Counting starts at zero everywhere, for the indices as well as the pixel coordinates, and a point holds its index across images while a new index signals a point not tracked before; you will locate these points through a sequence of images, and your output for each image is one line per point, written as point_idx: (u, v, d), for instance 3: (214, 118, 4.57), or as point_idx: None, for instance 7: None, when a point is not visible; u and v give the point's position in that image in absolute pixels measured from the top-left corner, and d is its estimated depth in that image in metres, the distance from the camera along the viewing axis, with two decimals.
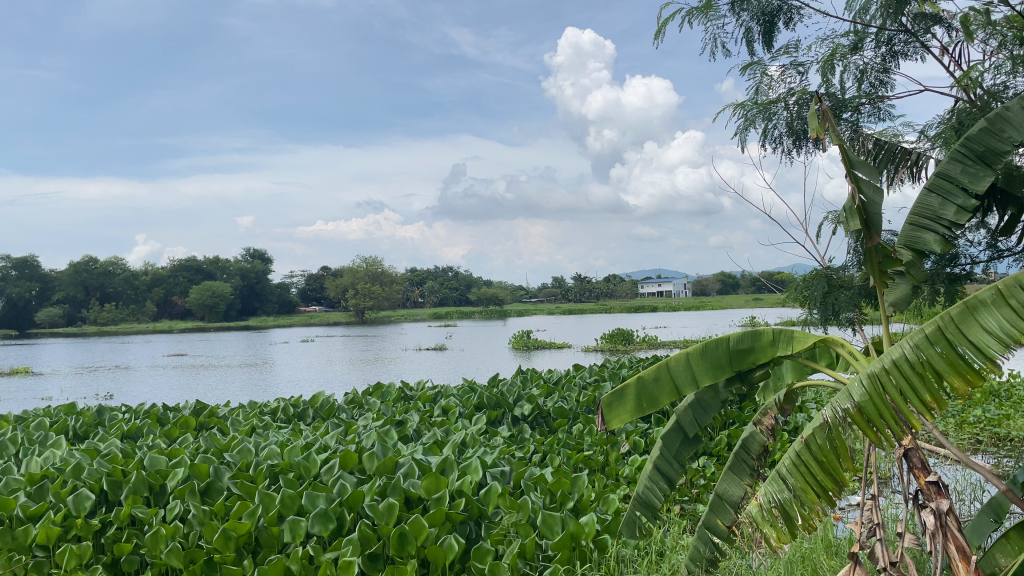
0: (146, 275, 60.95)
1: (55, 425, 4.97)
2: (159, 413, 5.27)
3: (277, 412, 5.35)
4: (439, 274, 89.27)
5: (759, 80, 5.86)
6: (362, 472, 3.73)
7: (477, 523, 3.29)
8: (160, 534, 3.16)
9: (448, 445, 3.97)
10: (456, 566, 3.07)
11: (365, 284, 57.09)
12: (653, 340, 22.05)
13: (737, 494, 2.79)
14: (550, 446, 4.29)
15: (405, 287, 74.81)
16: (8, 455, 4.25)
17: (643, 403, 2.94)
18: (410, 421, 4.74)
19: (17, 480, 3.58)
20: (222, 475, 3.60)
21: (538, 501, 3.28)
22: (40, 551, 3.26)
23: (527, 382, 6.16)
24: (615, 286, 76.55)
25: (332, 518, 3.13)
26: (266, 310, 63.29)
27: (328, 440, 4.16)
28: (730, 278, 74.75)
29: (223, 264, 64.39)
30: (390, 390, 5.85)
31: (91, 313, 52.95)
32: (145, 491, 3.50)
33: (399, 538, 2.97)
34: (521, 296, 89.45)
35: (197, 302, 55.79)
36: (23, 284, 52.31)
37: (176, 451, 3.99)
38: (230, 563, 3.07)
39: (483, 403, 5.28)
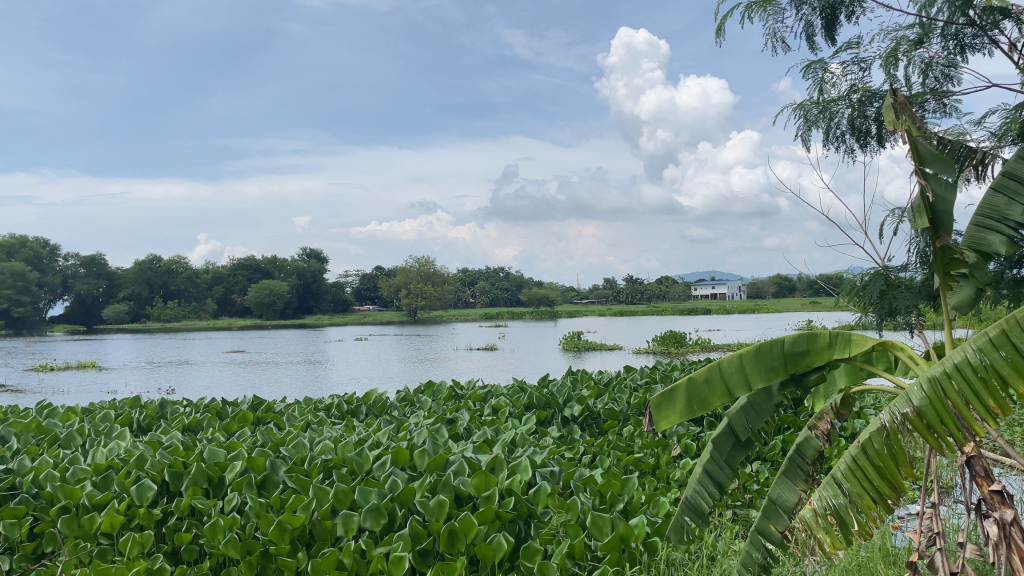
0: (206, 273, 62.73)
1: (120, 417, 5.14)
2: (218, 407, 5.42)
3: (331, 409, 5.45)
4: (490, 274, 89.65)
5: (821, 77, 5.74)
6: (413, 469, 3.78)
7: (526, 522, 3.30)
8: (218, 525, 3.25)
9: (498, 444, 3.99)
10: (505, 565, 3.08)
11: (418, 284, 57.73)
12: (706, 342, 21.81)
13: (791, 500, 2.73)
14: (601, 447, 4.27)
15: (458, 287, 75.41)
16: (76, 446, 4.42)
17: (694, 405, 2.92)
18: (460, 419, 4.79)
19: (84, 470, 3.73)
20: (277, 469, 3.69)
21: (588, 502, 3.27)
22: (104, 538, 3.39)
23: (577, 383, 6.15)
24: (666, 288, 75.82)
25: (383, 514, 3.19)
26: (321, 308, 64.51)
27: (380, 436, 4.23)
28: (787, 280, 73.33)
29: (280, 264, 65.86)
30: (440, 389, 5.91)
31: (155, 309, 54.70)
32: (205, 482, 3.61)
33: (449, 535, 3.01)
34: (572, 297, 89.22)
35: (256, 301, 57.22)
36: (91, 282, 54.34)
37: (234, 445, 4.10)
38: (285, 555, 3.15)
39: (533, 404, 5.30)
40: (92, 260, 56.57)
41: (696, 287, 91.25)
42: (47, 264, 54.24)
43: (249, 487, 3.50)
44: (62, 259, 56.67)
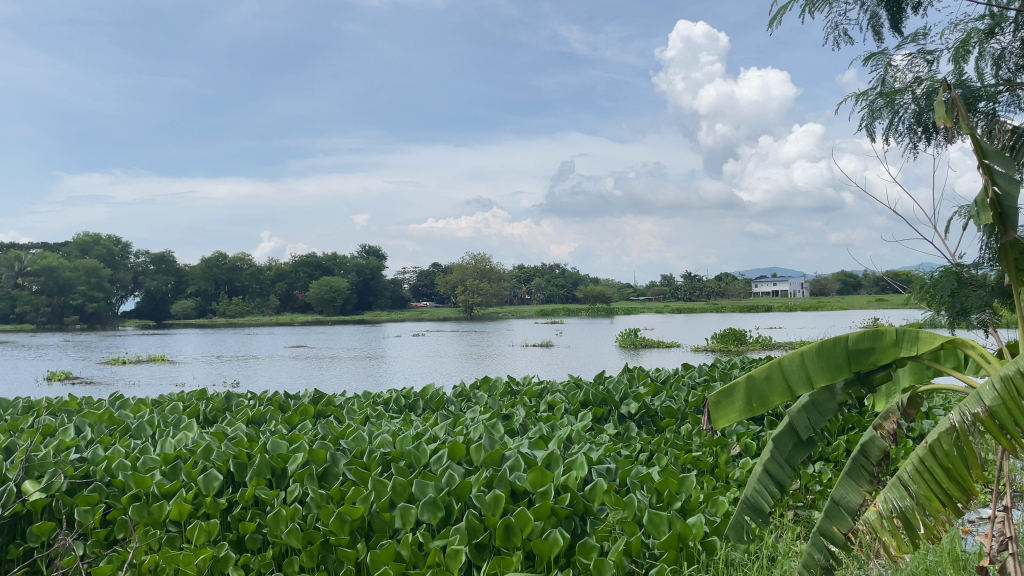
0: (269, 269, 64.37)
1: (188, 409, 5.32)
2: (280, 400, 5.56)
3: (389, 403, 5.54)
4: (546, 271, 89.71)
5: (884, 70, 5.57)
6: (469, 463, 3.82)
7: (582, 519, 3.27)
8: (281, 515, 3.34)
9: (554, 440, 3.99)
10: (562, 561, 3.07)
11: (474, 281, 58.06)
12: (767, 340, 21.39)
13: (855, 501, 2.66)
14: (658, 445, 4.23)
15: (514, 284, 75.68)
16: (147, 437, 4.59)
17: (753, 404, 2.87)
18: (515, 415, 4.82)
19: (154, 459, 3.87)
20: (338, 461, 3.76)
21: (644, 499, 3.25)
22: (173, 526, 3.51)
23: (634, 380, 6.10)
24: (726, 285, 74.56)
25: (440, 507, 3.22)
26: (379, 305, 65.51)
27: (438, 431, 4.28)
28: (852, 277, 71.40)
29: (340, 261, 67.08)
30: (496, 384, 5.95)
31: (221, 305, 56.36)
32: (268, 473, 3.71)
33: (505, 530, 3.02)
34: (629, 294, 88.45)
35: (317, 297, 58.42)
36: (161, 278, 56.30)
37: (296, 437, 4.20)
38: (345, 545, 3.21)
39: (589, 400, 5.29)
40: (161, 257, 58.54)
41: (756, 283, 89.93)
42: (119, 261, 56.45)
43: (310, 478, 3.59)
44: (133, 256, 58.88)
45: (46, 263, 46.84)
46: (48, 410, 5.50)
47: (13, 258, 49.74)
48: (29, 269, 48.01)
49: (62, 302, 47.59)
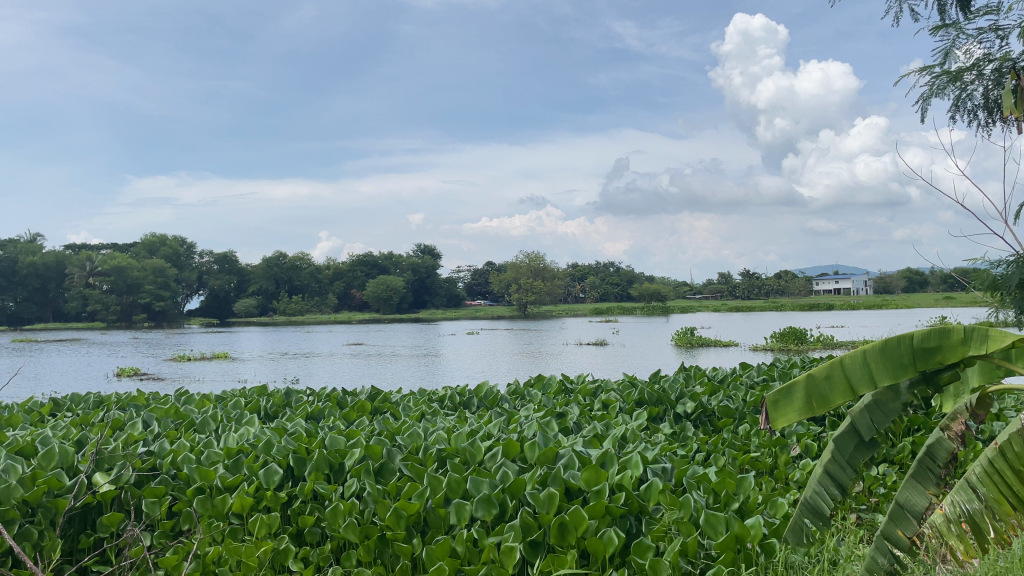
0: (328, 268, 65.67)
1: (250, 405, 5.46)
2: (338, 397, 5.66)
3: (444, 400, 5.58)
4: (601, 269, 89.30)
5: (952, 44, 5.40)
6: (523, 461, 3.83)
7: (637, 518, 3.24)
8: (338, 510, 3.39)
9: (609, 439, 3.96)
10: (617, 561, 3.05)
11: (528, 279, 58.13)
12: (828, 339, 20.82)
13: (920, 504, 2.58)
14: (715, 445, 4.17)
15: (568, 283, 75.49)
16: (210, 431, 4.73)
17: (813, 402, 2.80)
18: (570, 413, 4.80)
19: (217, 453, 3.98)
20: (394, 457, 3.82)
21: (701, 500, 3.19)
22: (236, 518, 3.60)
23: (690, 379, 6.02)
24: (785, 283, 73.02)
25: (494, 504, 3.24)
26: (434, 303, 66.21)
27: (492, 428, 4.30)
28: (918, 274, 69.18)
29: (396, 260, 67.97)
30: (550, 382, 5.93)
31: (281, 304, 57.68)
32: (326, 468, 3.78)
33: (559, 527, 3.02)
34: (684, 293, 87.40)
35: (374, 296, 59.30)
36: (224, 277, 58.01)
37: (353, 433, 4.27)
38: (401, 540, 3.25)
39: (644, 399, 5.24)
40: (225, 256, 60.55)
41: (817, 282, 87.89)
42: (185, 261, 58.38)
43: (367, 473, 3.64)
44: (198, 256, 60.85)
45: (116, 263, 48.74)
46: (117, 405, 5.70)
47: (85, 259, 51.90)
48: (99, 269, 49.97)
49: (130, 301, 49.39)
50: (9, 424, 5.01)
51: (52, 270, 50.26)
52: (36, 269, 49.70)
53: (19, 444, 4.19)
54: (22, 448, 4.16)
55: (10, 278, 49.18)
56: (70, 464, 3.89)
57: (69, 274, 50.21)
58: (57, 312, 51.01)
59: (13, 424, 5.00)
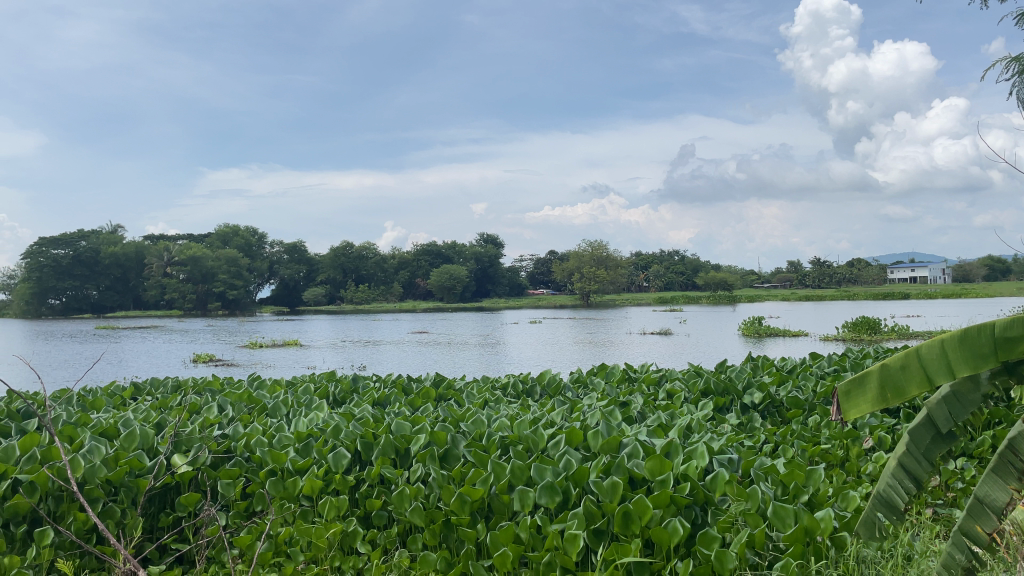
0: (393, 258, 66.87)
1: (320, 391, 5.60)
2: (404, 383, 5.77)
3: (507, 388, 5.63)
4: (665, 258, 88.40)
5: None
6: (587, 450, 3.82)
7: (703, 509, 3.21)
8: (405, 494, 3.46)
9: (673, 429, 3.92)
10: (682, 550, 3.03)
11: (591, 268, 57.93)
12: (905, 329, 20.10)
13: (1001, 499, 2.46)
14: (783, 436, 4.08)
15: (632, 271, 74.94)
16: (282, 415, 4.87)
17: (887, 394, 2.71)
18: (634, 403, 4.77)
19: (288, 437, 4.11)
20: (458, 443, 3.87)
21: (769, 492, 3.15)
22: (306, 501, 3.69)
23: (758, 370, 5.90)
24: (859, 271, 70.77)
25: (558, 491, 3.25)
26: (497, 292, 66.59)
27: (555, 416, 4.32)
28: (1002, 262, 66.22)
29: (459, 249, 68.59)
30: (614, 371, 5.92)
31: (348, 293, 59.00)
32: (392, 453, 3.85)
33: (623, 516, 3.01)
34: (752, 281, 85.63)
35: (438, 285, 59.94)
36: (293, 266, 59.62)
37: (418, 419, 4.35)
38: (465, 525, 3.30)
39: (710, 389, 5.18)
40: (294, 246, 62.20)
41: (892, 270, 85.01)
42: (256, 251, 60.44)
43: (432, 459, 3.69)
44: (269, 247, 62.92)
45: (192, 253, 50.65)
46: (194, 389, 5.93)
47: (162, 249, 54.02)
48: (177, 259, 52.10)
49: (205, 290, 51.23)
50: (94, 407, 5.27)
51: (132, 260, 52.46)
52: (117, 259, 51.91)
53: (102, 426, 4.40)
54: (106, 430, 4.37)
55: (93, 268, 51.48)
56: (150, 445, 4.07)
57: (148, 263, 52.35)
58: (137, 300, 53.22)
59: (96, 407, 5.25)
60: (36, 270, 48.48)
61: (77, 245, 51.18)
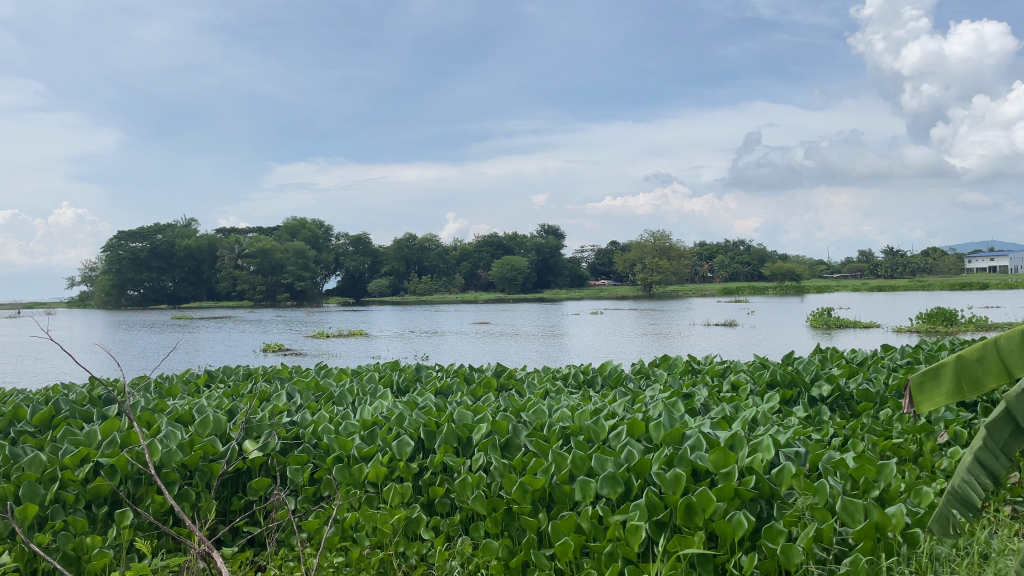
0: (455, 250, 67.54)
1: (384, 379, 5.71)
2: (466, 373, 5.84)
3: (568, 378, 5.64)
4: (729, 247, 86.99)
5: None
6: (649, 441, 3.81)
7: (768, 503, 3.16)
8: (466, 482, 3.50)
9: (737, 421, 3.87)
10: (747, 544, 2.99)
11: (654, 258, 57.34)
12: (983, 320, 19.27)
13: None
14: (853, 430, 3.98)
15: (696, 261, 73.98)
16: (348, 403, 4.99)
17: (962, 386, 2.63)
18: (698, 394, 4.72)
19: (354, 425, 4.20)
20: (520, 433, 3.90)
21: (838, 486, 3.08)
22: (371, 487, 3.77)
23: (826, 362, 5.75)
24: (934, 261, 68.17)
25: (619, 482, 3.24)
26: (559, 283, 66.46)
27: (617, 407, 4.30)
28: None
29: (520, 240, 68.70)
30: (677, 362, 5.86)
31: (411, 284, 59.83)
32: (455, 441, 3.90)
33: (686, 509, 2.98)
34: (820, 271, 83.51)
35: (499, 276, 60.20)
36: (358, 258, 60.82)
37: (480, 408, 4.40)
38: (527, 514, 3.32)
39: (777, 381, 5.07)
40: (359, 238, 63.36)
41: (970, 260, 81.66)
42: (322, 243, 61.99)
43: (493, 448, 3.73)
44: (335, 239, 64.46)
45: (261, 245, 52.19)
46: (264, 377, 6.13)
47: (233, 242, 55.67)
48: (247, 252, 53.75)
49: (275, 282, 52.64)
50: (170, 394, 5.49)
51: (205, 252, 54.34)
52: (191, 251, 53.69)
53: (178, 412, 4.58)
54: (181, 416, 4.56)
55: (169, 260, 53.45)
56: (223, 432, 4.22)
57: (220, 255, 54.08)
58: (211, 291, 55.02)
59: (173, 393, 5.47)
60: (115, 262, 50.46)
61: (153, 239, 53.08)
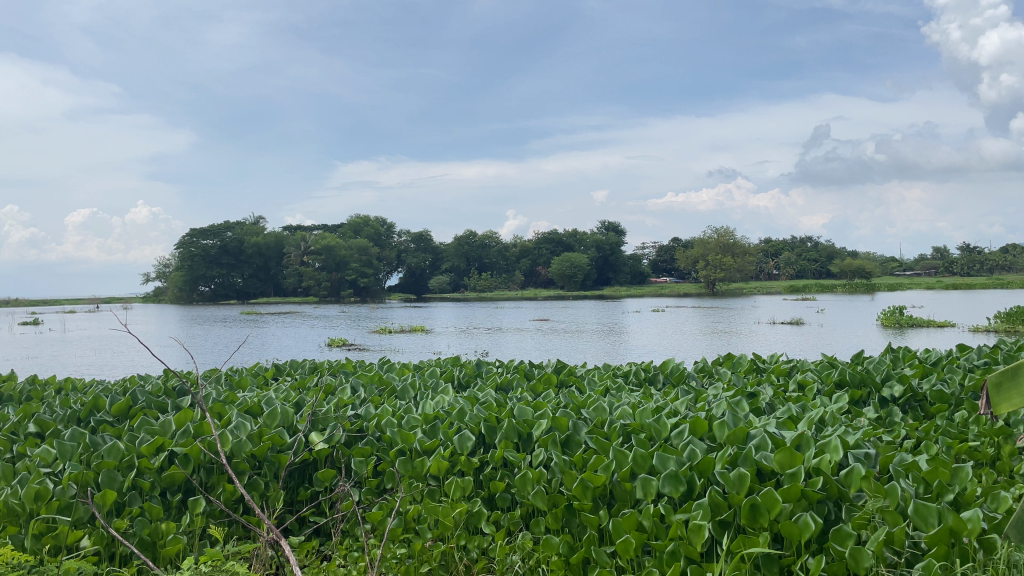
0: (515, 247, 67.75)
1: (445, 374, 5.78)
2: (526, 369, 5.86)
3: (629, 376, 5.61)
4: (795, 244, 85.09)
5: None
6: (712, 440, 3.76)
7: (836, 505, 3.08)
8: (527, 477, 3.52)
9: (804, 421, 3.78)
10: (814, 547, 2.92)
11: (717, 255, 56.35)
12: None
13: None
14: (927, 432, 3.84)
15: (760, 259, 72.52)
16: (410, 397, 5.07)
17: None
18: (763, 393, 4.64)
19: (416, 419, 4.27)
20: (580, 430, 3.91)
21: (910, 490, 2.99)
22: (433, 480, 3.82)
23: (898, 362, 5.58)
24: (1015, 258, 65.15)
25: (682, 481, 3.21)
26: (619, 280, 65.96)
27: (679, 405, 4.26)
28: None
29: (580, 237, 68.45)
30: (740, 361, 5.76)
31: (472, 281, 60.24)
32: (515, 437, 3.93)
33: (751, 509, 2.93)
34: (892, 269, 80.86)
35: (559, 273, 60.13)
36: (420, 256, 61.65)
37: (540, 404, 4.42)
38: (588, 510, 3.32)
39: (846, 381, 4.95)
40: (420, 235, 64.18)
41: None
42: (385, 240, 63.04)
43: (554, 444, 3.74)
44: (398, 237, 65.53)
45: (326, 242, 53.35)
46: (329, 371, 6.27)
47: (299, 239, 57.00)
48: (313, 249, 55.03)
49: (339, 278, 53.71)
50: (240, 385, 5.66)
51: (272, 249, 55.81)
52: (259, 248, 55.15)
53: (248, 404, 4.73)
54: (251, 408, 4.70)
55: (239, 257, 55.07)
56: (290, 423, 4.34)
57: (287, 252, 55.48)
58: (278, 287, 56.48)
59: (242, 386, 5.64)
60: (188, 259, 52.14)
61: (223, 236, 54.59)
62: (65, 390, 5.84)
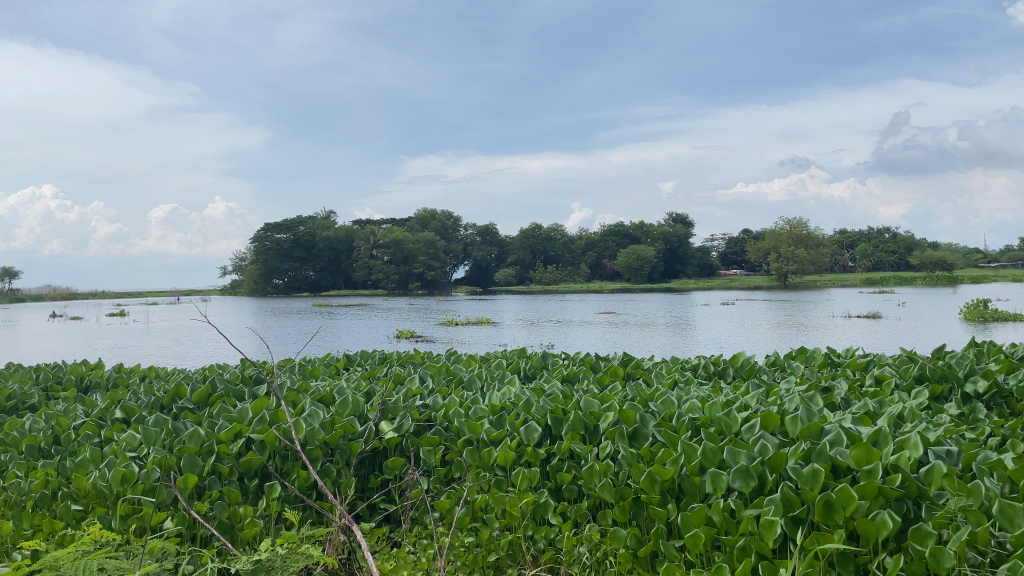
0: (581, 240, 67.48)
1: (511, 365, 5.81)
2: (592, 361, 5.85)
3: (697, 369, 5.53)
4: (872, 235, 82.26)
5: None
6: (785, 435, 3.69)
7: (916, 503, 2.99)
8: (594, 470, 3.52)
9: (882, 417, 3.67)
10: (891, 546, 2.85)
11: (789, 247, 54.91)
12: None
13: None
14: (1014, 430, 3.68)
15: (835, 251, 70.39)
16: (476, 388, 5.13)
17: None
18: (838, 388, 4.53)
19: (483, 409, 4.32)
20: (648, 422, 3.88)
21: (995, 488, 2.88)
22: (500, 470, 3.85)
23: (982, 357, 5.34)
24: None
25: (753, 476, 3.15)
26: (686, 273, 65.06)
27: (750, 399, 4.20)
28: None
29: (647, 229, 67.69)
30: (814, 355, 5.62)
31: (538, 274, 60.29)
32: (582, 429, 3.93)
33: (825, 505, 2.86)
34: (977, 260, 77.31)
35: (625, 266, 59.66)
36: (485, 249, 62.11)
37: (607, 397, 4.42)
38: (655, 504, 3.29)
39: (926, 376, 4.78)
40: (486, 228, 64.56)
41: None
42: (452, 234, 63.73)
43: (621, 437, 3.73)
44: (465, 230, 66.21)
45: (394, 236, 54.19)
46: (398, 361, 6.37)
47: (368, 232, 58.14)
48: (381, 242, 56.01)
49: (406, 271, 54.57)
50: (312, 374, 5.83)
51: (342, 242, 57.06)
52: (330, 242, 56.44)
53: (321, 393, 4.86)
54: (323, 397, 4.83)
55: (310, 250, 56.51)
56: (361, 412, 4.44)
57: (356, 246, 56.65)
58: (348, 280, 57.75)
59: (314, 375, 5.80)
60: (262, 253, 53.86)
61: (296, 230, 56.13)
62: (149, 377, 6.11)
